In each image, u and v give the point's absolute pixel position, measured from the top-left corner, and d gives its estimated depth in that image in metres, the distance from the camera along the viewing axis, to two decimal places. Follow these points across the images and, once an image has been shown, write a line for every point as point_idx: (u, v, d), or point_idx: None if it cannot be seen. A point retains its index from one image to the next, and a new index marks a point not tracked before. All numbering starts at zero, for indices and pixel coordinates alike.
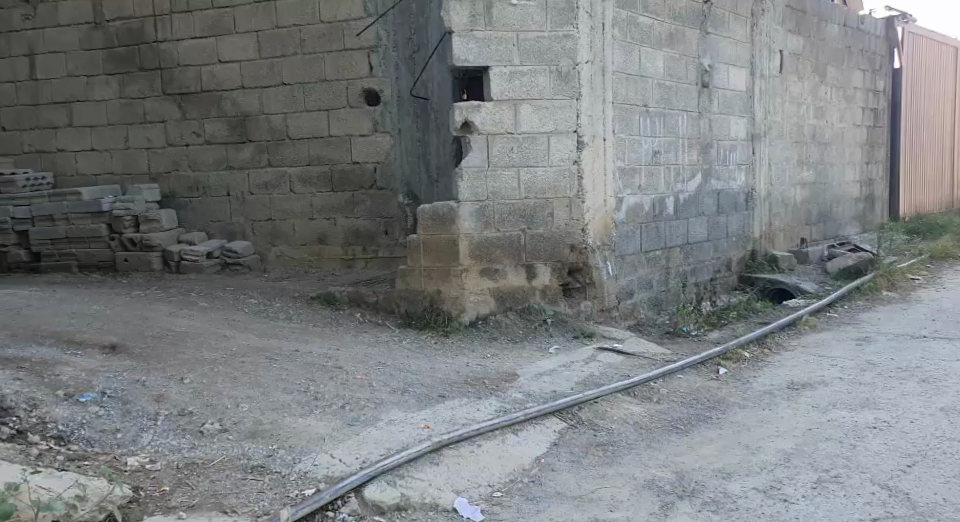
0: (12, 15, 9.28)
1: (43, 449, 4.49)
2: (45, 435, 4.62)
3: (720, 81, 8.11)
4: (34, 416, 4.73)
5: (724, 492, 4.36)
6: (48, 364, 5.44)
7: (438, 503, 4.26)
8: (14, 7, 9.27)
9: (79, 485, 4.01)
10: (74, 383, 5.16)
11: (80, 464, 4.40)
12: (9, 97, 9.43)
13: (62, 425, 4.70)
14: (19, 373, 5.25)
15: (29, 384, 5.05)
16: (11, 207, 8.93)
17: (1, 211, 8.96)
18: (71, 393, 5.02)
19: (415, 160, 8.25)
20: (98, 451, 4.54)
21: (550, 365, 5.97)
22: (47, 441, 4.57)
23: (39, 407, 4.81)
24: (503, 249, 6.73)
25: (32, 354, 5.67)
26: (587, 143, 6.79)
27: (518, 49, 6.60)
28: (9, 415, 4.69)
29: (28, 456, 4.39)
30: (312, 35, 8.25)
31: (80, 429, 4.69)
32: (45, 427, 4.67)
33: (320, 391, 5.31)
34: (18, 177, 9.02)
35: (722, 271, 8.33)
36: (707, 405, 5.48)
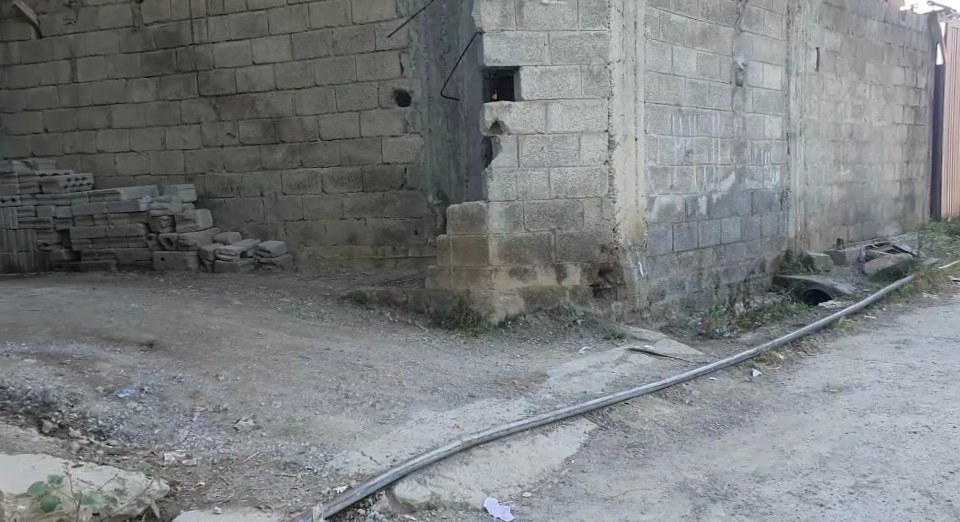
0: (55, 20, 9.51)
1: (83, 443, 4.54)
2: (85, 430, 4.68)
3: (754, 79, 8.02)
4: (74, 411, 4.79)
5: (759, 495, 4.30)
6: (87, 361, 5.51)
7: (468, 502, 4.25)
8: (56, 12, 9.49)
9: (118, 478, 4.01)
10: (113, 380, 5.23)
11: (119, 458, 4.43)
12: (51, 100, 9.65)
13: (102, 420, 4.74)
14: (59, 369, 5.32)
15: (70, 380, 5.14)
16: (55, 207, 9.23)
17: (43, 211, 9.25)
18: (111, 389, 5.10)
19: (445, 159, 8.16)
20: (136, 446, 4.56)
21: (581, 365, 5.94)
22: (87, 436, 4.62)
23: (79, 402, 4.88)
24: (533, 249, 6.69)
25: (71, 350, 5.74)
26: (618, 142, 6.74)
27: (549, 48, 6.57)
28: (52, 410, 4.78)
29: (69, 450, 4.44)
30: (344, 36, 8.27)
31: (119, 424, 4.73)
32: (85, 422, 4.73)
33: (351, 389, 5.31)
34: (59, 178, 9.28)
35: (756, 271, 8.24)
36: (741, 408, 5.42)
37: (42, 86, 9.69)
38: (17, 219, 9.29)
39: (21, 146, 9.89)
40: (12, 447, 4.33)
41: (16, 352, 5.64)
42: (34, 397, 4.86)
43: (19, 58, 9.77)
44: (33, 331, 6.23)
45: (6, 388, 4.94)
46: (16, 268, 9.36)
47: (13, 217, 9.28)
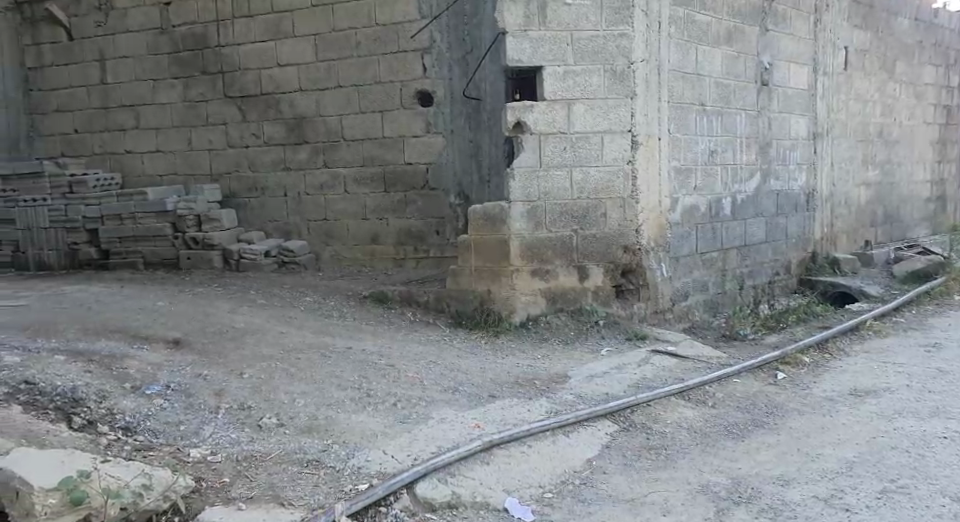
0: (86, 23, 9.67)
1: (111, 439, 4.58)
2: (113, 426, 4.72)
3: (780, 79, 7.95)
4: (103, 407, 4.84)
5: (783, 499, 4.25)
6: (114, 358, 5.56)
7: (489, 502, 4.21)
8: (87, 15, 9.65)
9: (145, 473, 4.03)
10: (140, 377, 5.27)
11: (146, 454, 4.46)
12: (82, 101, 9.81)
13: (129, 417, 4.78)
14: (89, 366, 5.38)
15: (99, 377, 5.20)
16: (85, 206, 9.28)
17: (72, 211, 9.31)
18: (138, 386, 5.14)
19: (467, 160, 8.16)
20: (163, 442, 4.58)
21: (601, 366, 5.91)
22: (115, 432, 4.66)
23: (107, 399, 4.93)
24: (554, 249, 6.67)
25: (99, 347, 5.80)
26: (641, 142, 6.69)
27: (572, 48, 6.55)
28: (81, 405, 4.84)
29: (97, 446, 4.48)
30: (367, 37, 8.28)
31: (145, 420, 4.76)
32: (113, 418, 4.77)
33: (373, 388, 5.31)
34: (89, 178, 9.36)
35: (781, 272, 8.16)
36: (765, 410, 5.37)
37: (73, 88, 9.84)
38: (48, 218, 9.37)
39: (52, 147, 10.10)
40: (42, 442, 4.38)
41: (45, 349, 5.71)
42: (63, 393, 4.93)
43: (51, 60, 9.94)
44: (62, 328, 6.31)
45: (37, 384, 5.01)
46: (48, 267, 9.44)
47: (44, 216, 9.37)
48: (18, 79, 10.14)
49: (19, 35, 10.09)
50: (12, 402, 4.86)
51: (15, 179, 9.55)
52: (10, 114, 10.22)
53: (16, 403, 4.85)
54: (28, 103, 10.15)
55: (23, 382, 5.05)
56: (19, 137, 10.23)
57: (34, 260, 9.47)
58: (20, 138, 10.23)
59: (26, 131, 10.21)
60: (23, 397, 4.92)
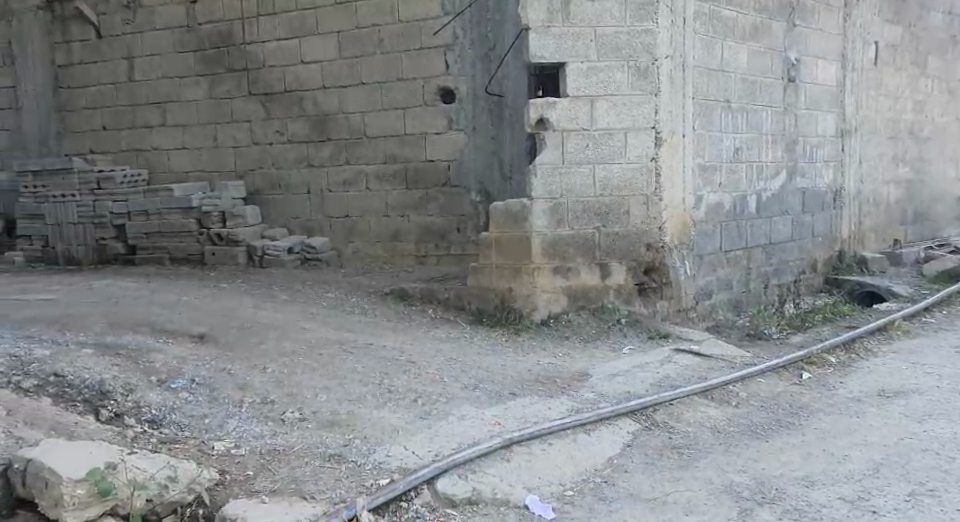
0: (114, 21, 9.75)
1: (137, 431, 4.60)
2: (139, 418, 4.73)
3: (807, 76, 7.85)
4: (129, 400, 4.87)
5: (808, 500, 4.19)
6: (140, 351, 5.60)
7: (509, 499, 4.17)
8: (115, 13, 9.74)
9: (170, 466, 4.06)
10: (166, 371, 5.28)
11: (171, 447, 4.47)
12: (110, 98, 9.90)
13: (154, 409, 4.79)
14: (116, 359, 5.42)
15: (125, 371, 5.22)
16: (113, 202, 9.36)
17: (100, 207, 9.41)
18: (163, 379, 5.16)
19: (488, 157, 8.11)
20: (187, 435, 4.59)
21: (622, 365, 5.86)
22: (141, 425, 4.67)
23: (134, 391, 4.95)
24: (575, 248, 6.62)
25: (125, 341, 5.83)
26: (664, 140, 6.64)
27: (595, 44, 6.50)
28: (108, 398, 4.87)
29: (123, 438, 4.50)
30: (390, 34, 8.28)
31: (171, 414, 4.77)
32: (140, 410, 4.78)
33: (393, 384, 5.30)
34: (116, 174, 9.36)
35: (806, 272, 8.08)
36: (790, 411, 5.30)
37: (101, 85, 9.94)
38: (77, 214, 9.46)
39: (80, 144, 10.19)
40: (70, 434, 4.41)
41: (73, 342, 5.75)
42: (91, 386, 4.96)
43: (80, 58, 10.05)
44: (89, 322, 6.35)
45: (65, 377, 5.05)
46: (77, 261, 9.54)
47: (73, 212, 9.45)
48: (48, 77, 10.26)
49: (50, 34, 10.21)
50: (40, 394, 4.89)
51: (44, 175, 9.62)
52: (41, 111, 10.34)
53: (45, 396, 4.89)
54: (58, 101, 10.26)
55: (51, 374, 5.09)
56: (49, 134, 10.35)
57: (64, 255, 9.56)
58: (50, 135, 10.35)
59: (55, 128, 10.32)
60: (52, 389, 4.96)
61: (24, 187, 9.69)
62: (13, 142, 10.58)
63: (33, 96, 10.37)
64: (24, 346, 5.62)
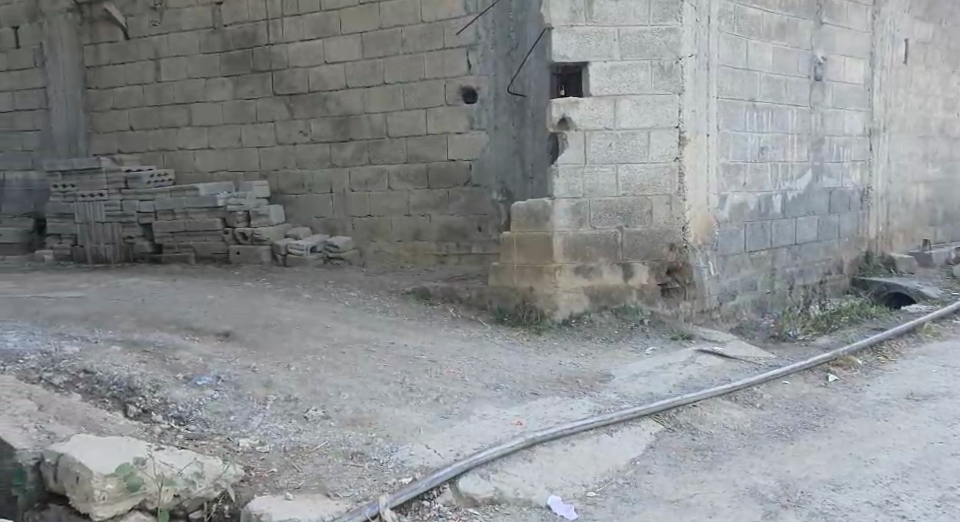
0: (141, 22, 9.82)
1: (164, 427, 4.62)
2: (166, 415, 4.76)
3: (833, 74, 7.77)
4: (156, 396, 4.89)
5: (834, 504, 4.13)
6: (166, 348, 5.63)
7: (531, 500, 4.14)
8: (142, 15, 9.80)
9: (197, 462, 4.07)
10: (192, 368, 5.31)
11: (197, 443, 4.49)
12: (137, 99, 9.97)
13: (181, 405, 4.81)
14: (143, 356, 5.45)
15: (152, 367, 5.25)
16: (139, 201, 9.43)
17: (127, 206, 9.49)
18: (190, 376, 5.18)
19: (510, 156, 8.06)
20: (213, 431, 4.60)
21: (644, 366, 5.82)
22: (167, 421, 4.70)
23: (161, 388, 4.98)
24: (597, 247, 6.59)
25: (151, 338, 5.87)
26: (688, 140, 6.59)
27: (619, 43, 6.46)
28: (136, 394, 4.91)
29: (151, 434, 4.53)
30: (413, 35, 8.27)
31: (197, 410, 4.78)
32: (167, 407, 4.81)
33: (415, 383, 5.29)
34: (143, 173, 9.46)
35: (831, 272, 8.00)
36: (815, 413, 5.24)
37: (128, 86, 10.01)
38: (105, 214, 9.55)
39: (108, 144, 10.27)
40: (99, 430, 4.45)
41: (101, 339, 5.80)
42: (119, 382, 5.01)
43: (108, 59, 10.15)
44: (116, 319, 6.40)
45: (94, 373, 5.11)
46: (104, 260, 9.62)
47: (101, 212, 9.55)
48: (77, 77, 10.36)
49: (79, 35, 10.30)
50: (70, 390, 4.97)
51: (73, 174, 9.71)
52: (70, 111, 10.45)
53: (75, 392, 4.96)
54: (86, 101, 10.35)
55: (80, 371, 5.14)
56: (77, 134, 10.44)
57: (92, 253, 9.65)
58: (77, 135, 10.45)
59: (84, 128, 10.41)
60: (82, 385, 5.03)
61: (55, 186, 9.83)
62: (44, 142, 10.71)
63: (62, 96, 10.47)
64: (53, 342, 5.67)
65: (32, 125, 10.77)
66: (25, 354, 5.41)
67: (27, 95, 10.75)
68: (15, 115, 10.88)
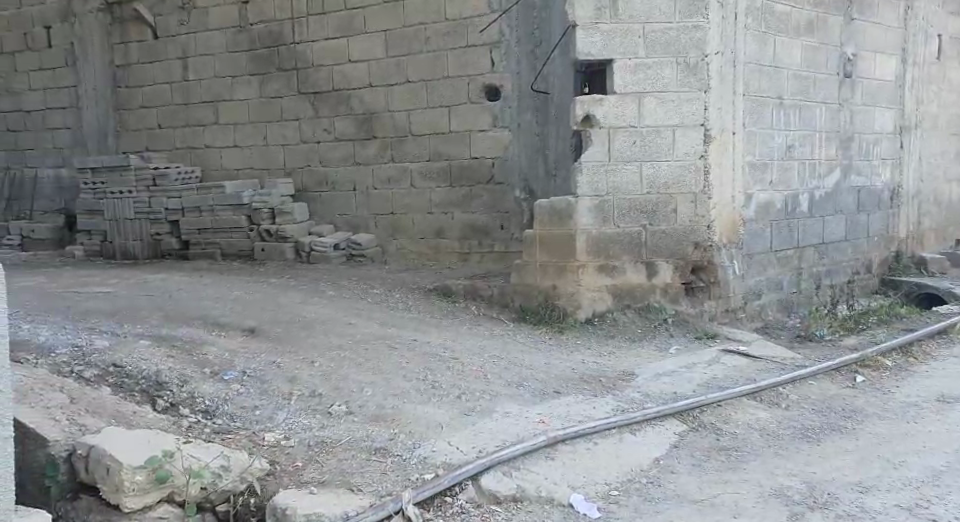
0: (169, 21, 9.88)
1: (191, 421, 4.63)
2: (194, 408, 4.77)
3: (864, 71, 7.67)
4: (184, 391, 4.90)
5: (862, 506, 4.07)
6: (193, 343, 5.65)
7: (554, 498, 4.10)
8: (170, 14, 9.86)
9: (224, 454, 4.08)
10: (219, 363, 5.32)
11: (223, 437, 4.50)
12: (165, 97, 10.03)
13: (209, 400, 4.82)
14: (170, 351, 5.48)
15: (180, 362, 5.27)
16: (167, 199, 9.49)
17: (154, 203, 9.54)
18: (217, 371, 5.20)
19: (533, 154, 8.02)
20: (239, 426, 4.60)
21: (669, 365, 5.77)
22: (195, 415, 4.71)
23: (189, 382, 4.99)
24: (621, 246, 6.55)
25: (180, 333, 5.89)
26: (714, 138, 6.53)
27: (644, 41, 6.42)
28: (164, 388, 4.92)
29: (179, 428, 4.54)
30: (436, 33, 8.25)
31: (224, 405, 4.79)
32: (194, 401, 4.82)
33: (438, 380, 5.28)
34: (170, 171, 9.52)
35: (860, 272, 7.91)
36: (843, 414, 5.17)
37: (156, 85, 10.09)
38: (133, 210, 9.62)
39: (137, 142, 10.35)
40: (129, 423, 4.47)
41: (130, 334, 5.83)
42: (148, 376, 5.04)
43: (137, 59, 10.23)
44: (144, 314, 6.44)
45: (124, 367, 5.13)
46: (132, 256, 9.69)
47: (129, 209, 9.62)
48: (107, 76, 10.45)
49: (109, 35, 10.39)
50: (100, 384, 4.99)
51: (102, 171, 9.78)
52: (100, 110, 10.53)
53: (105, 385, 4.98)
54: (116, 100, 10.44)
55: (111, 365, 5.17)
56: (107, 132, 10.53)
57: (121, 250, 9.72)
58: (106, 133, 10.54)
59: (113, 126, 10.49)
60: (111, 379, 5.05)
61: (84, 183, 9.90)
62: (74, 140, 10.81)
63: (93, 95, 10.57)
64: (83, 337, 5.71)
65: (64, 123, 10.87)
66: (56, 348, 5.45)
67: (58, 94, 10.85)
68: (47, 114, 10.99)
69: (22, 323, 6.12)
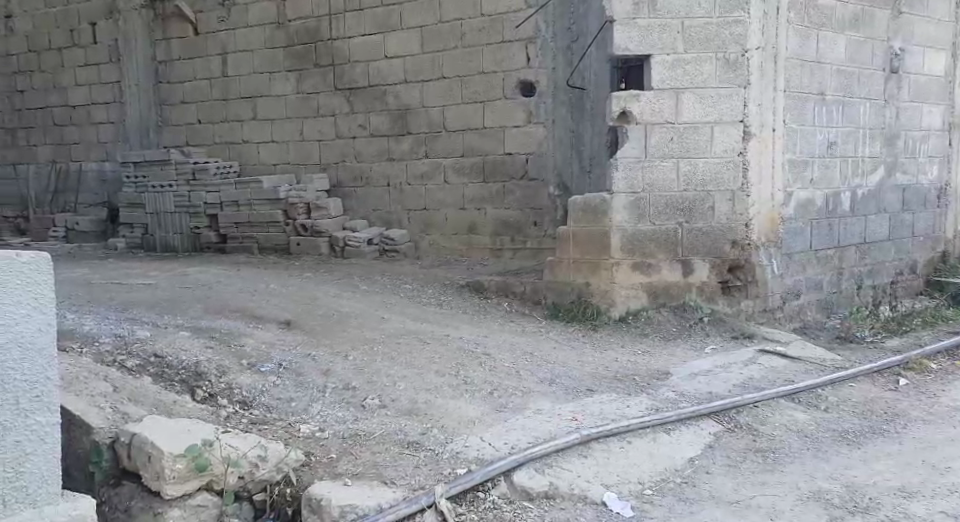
0: (210, 18, 9.95)
1: (230, 411, 4.63)
2: (231, 399, 4.76)
3: (912, 65, 7.51)
4: (222, 381, 4.90)
5: (905, 512, 3.97)
6: (230, 335, 5.66)
7: (587, 495, 4.04)
8: (211, 11, 9.93)
9: (261, 444, 4.07)
10: (257, 354, 5.34)
11: (260, 427, 4.49)
12: (205, 93, 10.11)
13: (246, 391, 4.82)
14: (210, 342, 5.49)
15: (219, 354, 5.29)
16: (205, 192, 9.53)
17: (194, 197, 9.60)
18: (253, 363, 5.20)
19: (568, 150, 7.93)
20: (275, 417, 4.59)
21: (706, 365, 5.68)
22: (233, 405, 4.70)
23: (227, 373, 5.00)
24: (658, 244, 6.47)
25: (218, 325, 5.91)
26: (754, 135, 6.42)
27: (682, 35, 6.33)
28: (203, 378, 4.93)
29: (217, 417, 4.53)
30: (473, 29, 8.20)
31: (261, 395, 4.79)
32: (232, 392, 4.81)
33: (470, 375, 5.23)
34: (210, 165, 9.57)
35: (903, 273, 7.77)
36: (884, 418, 5.05)
37: (197, 81, 10.16)
38: (173, 203, 9.71)
39: (178, 137, 10.44)
40: (170, 411, 4.48)
41: (171, 324, 5.86)
42: (187, 367, 5.06)
43: (179, 55, 10.32)
44: (184, 306, 6.47)
45: (165, 358, 5.16)
46: (172, 249, 9.76)
47: (170, 202, 9.72)
48: (150, 72, 10.56)
49: (152, 31, 10.49)
50: (142, 373, 5.01)
51: (145, 164, 9.91)
52: (143, 105, 10.63)
53: (146, 375, 5.00)
54: (158, 95, 10.53)
55: (152, 355, 5.20)
56: (149, 126, 10.63)
57: (161, 242, 9.81)
58: (148, 127, 10.64)
59: (155, 121, 10.59)
60: (153, 369, 5.07)
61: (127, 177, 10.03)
62: (117, 134, 10.91)
63: (136, 90, 10.68)
64: (126, 327, 5.75)
65: (107, 118, 10.97)
66: (100, 338, 5.49)
67: (102, 90, 10.96)
68: (90, 108, 11.11)
69: (67, 313, 6.18)
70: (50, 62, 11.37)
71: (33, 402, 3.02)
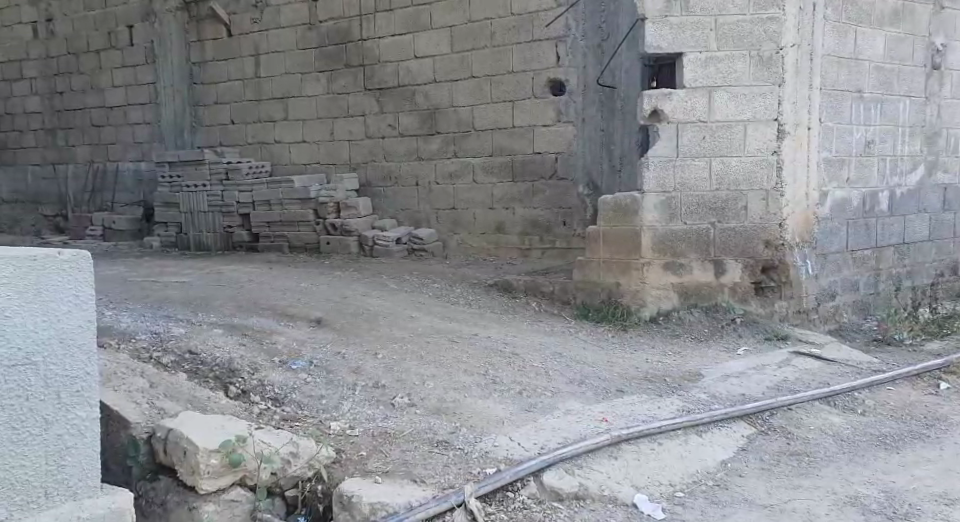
0: (243, 19, 9.98)
1: (262, 408, 4.62)
2: (264, 396, 4.75)
3: (956, 62, 7.37)
4: (255, 379, 4.90)
5: (946, 519, 3.87)
6: (263, 333, 5.66)
7: (618, 497, 3.99)
8: (244, 12, 9.97)
9: (293, 441, 4.06)
10: (288, 351, 5.34)
11: (292, 424, 4.47)
12: (238, 94, 10.16)
13: (278, 388, 4.81)
14: (242, 340, 5.49)
15: (251, 350, 5.29)
16: (237, 191, 9.58)
17: (226, 196, 9.65)
18: (285, 360, 5.20)
19: (598, 148, 7.83)
20: (306, 414, 4.57)
21: (740, 366, 5.59)
22: (265, 402, 4.69)
23: (259, 370, 5.00)
24: (691, 243, 6.39)
25: (251, 322, 5.93)
26: (789, 134, 6.31)
27: (716, 33, 6.24)
28: (236, 376, 4.94)
29: (250, 414, 4.53)
30: (503, 28, 8.15)
31: (292, 393, 4.77)
32: (264, 388, 4.81)
33: (499, 375, 5.18)
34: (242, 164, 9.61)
35: (944, 274, 7.64)
36: (923, 423, 4.94)
37: (230, 82, 10.22)
38: (206, 203, 9.77)
39: (211, 137, 10.51)
40: (205, 408, 4.47)
41: (205, 322, 5.87)
42: (221, 364, 5.06)
43: (212, 56, 10.38)
44: (217, 303, 6.49)
45: (199, 355, 5.17)
46: (205, 248, 9.82)
47: (203, 201, 9.78)
48: (184, 73, 10.63)
49: (187, 32, 10.56)
50: (177, 370, 5.03)
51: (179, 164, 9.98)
52: (177, 106, 10.71)
53: (181, 371, 5.01)
54: (192, 96, 10.61)
55: (186, 352, 5.21)
56: (183, 126, 10.71)
57: (194, 241, 9.87)
58: (182, 128, 10.72)
59: (190, 121, 10.66)
60: (187, 365, 5.09)
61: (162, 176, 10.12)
62: (151, 134, 11.00)
63: (170, 91, 10.75)
64: (162, 324, 5.76)
65: (143, 118, 11.06)
66: (136, 335, 5.51)
67: (138, 91, 11.05)
68: (125, 108, 11.20)
69: (103, 310, 6.23)
70: (88, 64, 11.48)
71: (73, 397, 3.05)
